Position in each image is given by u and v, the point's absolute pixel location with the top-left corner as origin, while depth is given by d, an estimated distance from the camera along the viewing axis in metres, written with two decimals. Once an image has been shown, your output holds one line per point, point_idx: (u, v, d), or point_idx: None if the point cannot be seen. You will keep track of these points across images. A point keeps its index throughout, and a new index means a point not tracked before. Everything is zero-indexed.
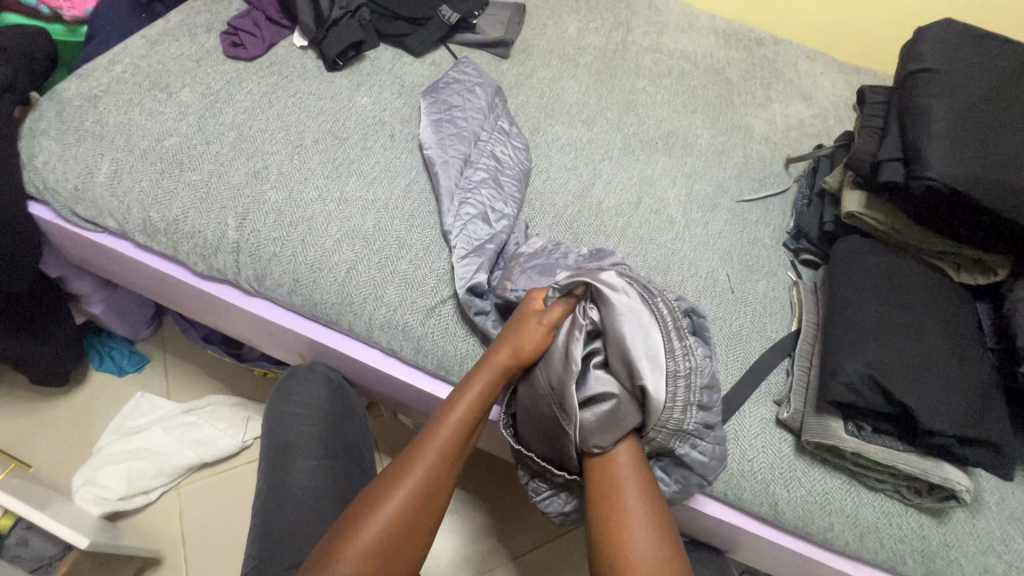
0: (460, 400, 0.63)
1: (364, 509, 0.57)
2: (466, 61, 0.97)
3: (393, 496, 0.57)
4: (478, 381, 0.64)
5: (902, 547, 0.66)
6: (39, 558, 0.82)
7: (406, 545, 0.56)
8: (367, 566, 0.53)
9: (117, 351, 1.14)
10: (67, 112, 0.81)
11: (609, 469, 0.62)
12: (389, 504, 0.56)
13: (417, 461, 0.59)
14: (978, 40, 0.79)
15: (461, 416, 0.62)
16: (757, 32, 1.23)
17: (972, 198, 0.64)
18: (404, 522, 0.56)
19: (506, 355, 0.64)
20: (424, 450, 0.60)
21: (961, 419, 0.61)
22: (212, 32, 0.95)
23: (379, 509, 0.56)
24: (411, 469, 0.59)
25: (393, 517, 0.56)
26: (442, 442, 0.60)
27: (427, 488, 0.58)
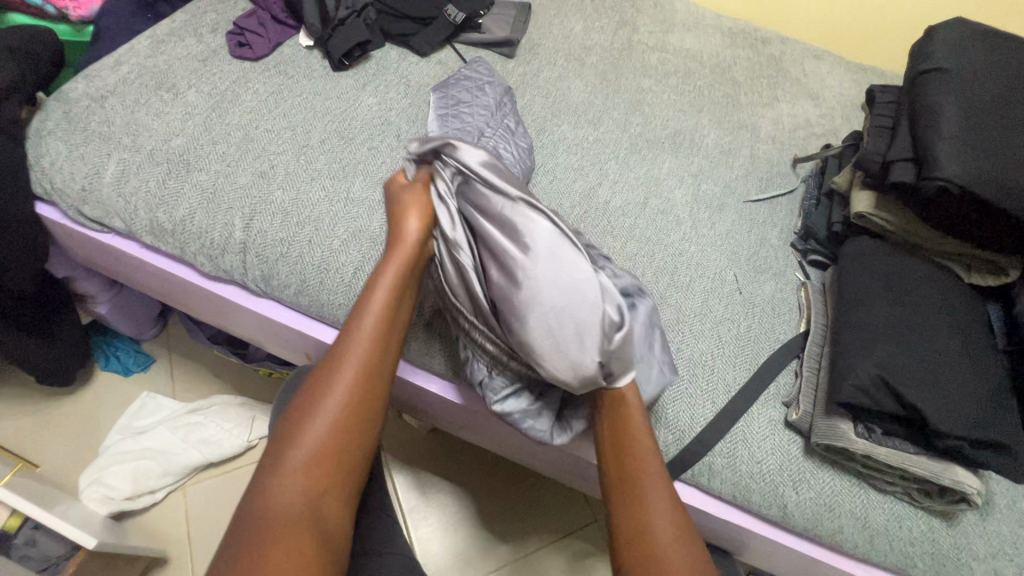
0: (378, 291, 0.64)
1: (303, 411, 0.58)
2: (479, 60, 0.98)
3: (326, 401, 0.59)
4: (393, 268, 0.66)
5: (911, 549, 0.66)
6: (47, 558, 0.82)
7: (359, 431, 0.60)
8: (314, 469, 0.56)
9: (122, 351, 1.14)
10: (74, 112, 0.81)
11: (620, 430, 0.62)
12: (333, 401, 0.59)
13: (343, 358, 0.61)
14: (989, 39, 0.78)
15: (384, 304, 0.64)
16: (763, 31, 1.22)
17: (984, 198, 0.63)
18: (353, 412, 0.59)
19: (399, 247, 0.67)
20: (354, 346, 0.61)
21: (974, 422, 0.60)
22: (218, 32, 0.94)
23: (324, 408, 0.58)
24: (338, 367, 0.60)
25: (337, 410, 0.58)
26: (369, 336, 0.62)
27: (366, 383, 0.61)
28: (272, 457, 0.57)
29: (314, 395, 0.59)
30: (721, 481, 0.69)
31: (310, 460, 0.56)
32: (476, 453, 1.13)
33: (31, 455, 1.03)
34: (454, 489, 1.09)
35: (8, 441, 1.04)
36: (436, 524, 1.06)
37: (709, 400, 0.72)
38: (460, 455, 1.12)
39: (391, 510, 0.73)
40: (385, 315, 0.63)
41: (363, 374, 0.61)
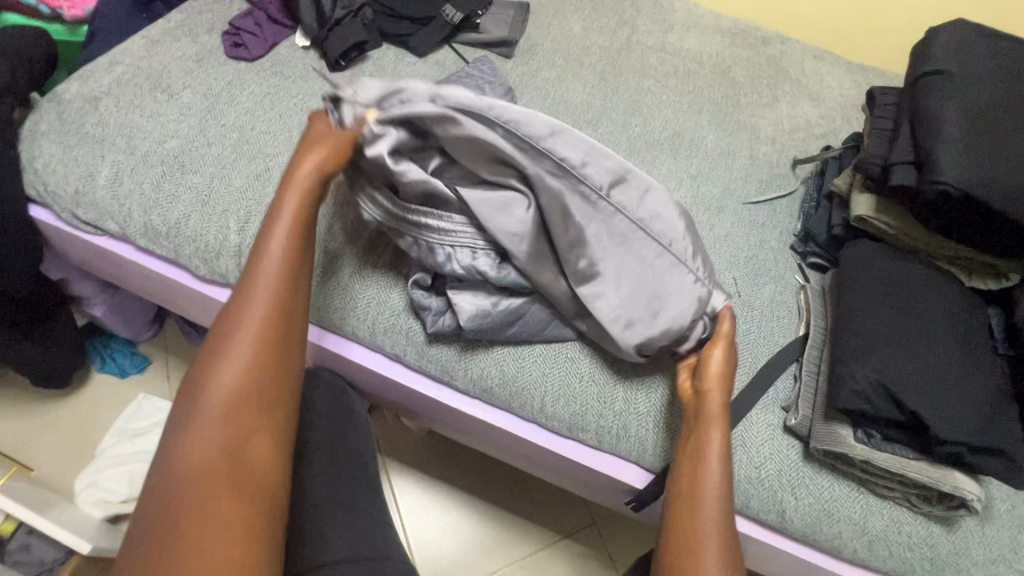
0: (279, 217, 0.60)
1: (217, 348, 0.55)
2: (485, 60, 0.97)
3: (237, 335, 0.55)
4: (292, 209, 0.60)
5: (910, 555, 0.65)
6: (41, 563, 0.82)
7: (272, 361, 0.56)
8: (230, 401, 0.53)
9: (118, 353, 1.13)
10: (67, 114, 0.80)
11: (695, 462, 0.60)
12: (239, 334, 0.55)
13: (247, 291, 0.57)
14: (990, 41, 0.78)
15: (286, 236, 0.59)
16: (763, 31, 1.22)
17: (985, 202, 0.63)
18: (264, 346, 0.55)
19: (297, 184, 0.61)
20: (258, 281, 0.57)
21: (973, 427, 0.60)
22: (214, 32, 0.94)
23: (228, 344, 0.54)
24: (247, 300, 0.56)
25: (248, 341, 0.55)
26: (275, 267, 0.58)
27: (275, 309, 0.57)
28: (184, 394, 0.54)
29: (226, 330, 0.55)
30: None
31: (225, 392, 0.53)
32: (474, 455, 1.12)
33: (27, 458, 1.03)
34: (452, 491, 1.09)
35: (4, 443, 1.04)
36: (433, 526, 1.05)
37: None
38: (458, 457, 1.12)
39: (388, 514, 0.72)
40: (289, 243, 0.59)
41: (275, 308, 0.57)
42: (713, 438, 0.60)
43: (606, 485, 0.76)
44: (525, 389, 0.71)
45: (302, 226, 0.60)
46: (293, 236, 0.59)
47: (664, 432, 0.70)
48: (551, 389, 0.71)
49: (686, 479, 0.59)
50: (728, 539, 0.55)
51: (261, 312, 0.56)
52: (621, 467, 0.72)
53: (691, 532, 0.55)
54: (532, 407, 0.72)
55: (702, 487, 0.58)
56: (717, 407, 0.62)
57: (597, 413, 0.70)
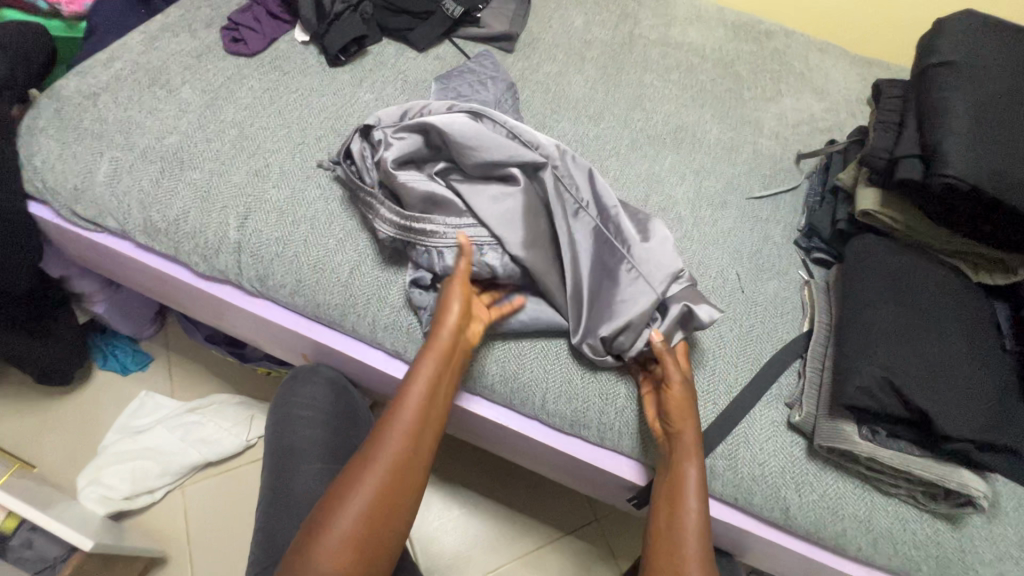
0: (418, 374, 0.60)
1: (330, 506, 0.55)
2: (487, 52, 0.98)
3: (355, 499, 0.55)
4: (435, 356, 0.61)
5: (916, 552, 0.65)
6: (43, 560, 0.82)
7: (391, 528, 0.56)
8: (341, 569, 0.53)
9: (120, 350, 1.13)
10: (66, 110, 0.80)
11: (676, 488, 0.61)
12: (365, 491, 0.55)
13: (379, 449, 0.57)
14: (999, 32, 0.76)
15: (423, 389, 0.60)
16: (767, 24, 1.20)
17: (992, 195, 0.62)
18: (381, 514, 0.55)
19: (436, 348, 0.62)
20: (391, 429, 0.58)
21: (980, 424, 0.59)
22: (212, 28, 0.93)
23: (352, 501, 0.55)
24: (373, 457, 0.57)
25: (374, 499, 0.55)
26: (406, 419, 0.59)
27: (405, 470, 0.57)
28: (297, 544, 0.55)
29: (345, 487, 0.56)
30: (723, 483, 0.68)
31: (345, 553, 0.53)
32: (475, 452, 1.12)
33: (30, 455, 1.03)
34: (453, 488, 1.09)
35: (8, 441, 1.04)
36: (435, 523, 1.05)
37: (710, 402, 0.71)
38: (459, 454, 1.12)
39: None
40: (426, 397, 0.60)
41: (397, 474, 0.57)
42: (691, 470, 0.61)
43: (607, 482, 0.76)
44: (526, 385, 0.71)
45: (433, 393, 0.61)
46: (429, 391, 0.61)
47: None
48: (553, 386, 0.70)
49: (666, 520, 0.61)
50: (704, 563, 0.58)
51: (382, 476, 0.56)
52: (624, 465, 0.71)
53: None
54: (534, 403, 0.71)
55: (682, 532, 0.59)
56: (691, 440, 0.62)
57: (599, 409, 0.70)
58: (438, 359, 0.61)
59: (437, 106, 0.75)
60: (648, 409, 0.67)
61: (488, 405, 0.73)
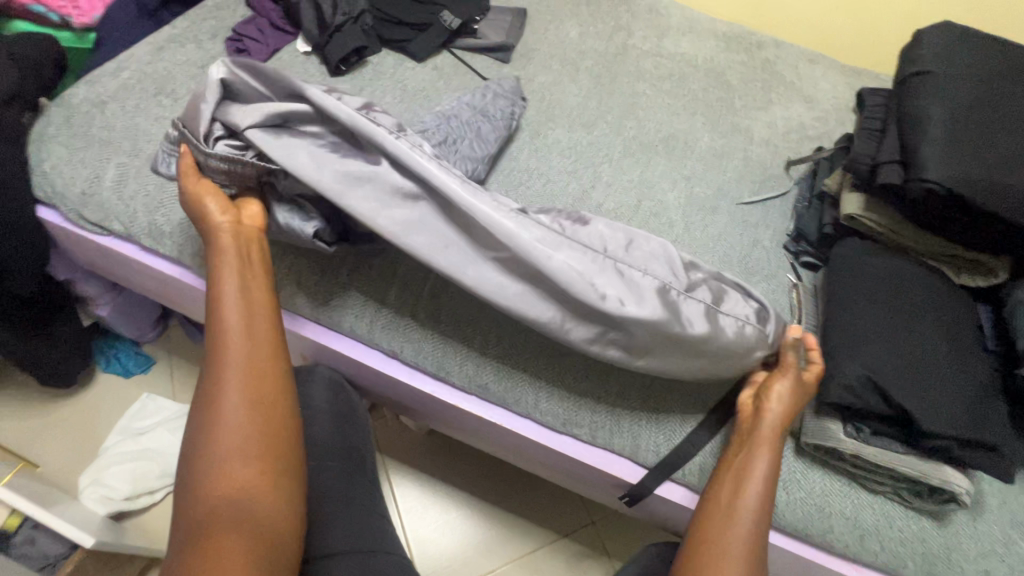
0: (226, 305, 0.60)
1: (209, 437, 0.56)
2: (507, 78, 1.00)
3: (223, 419, 0.56)
4: (231, 272, 0.62)
5: (901, 549, 0.66)
6: (45, 557, 0.83)
7: (274, 443, 0.58)
8: (254, 474, 0.55)
9: (123, 353, 1.15)
10: (75, 117, 0.82)
11: (741, 475, 0.61)
12: (222, 427, 0.56)
13: (224, 371, 0.58)
14: (977, 42, 0.79)
15: (237, 312, 0.60)
16: (758, 35, 1.23)
17: (969, 199, 0.64)
18: (258, 416, 0.57)
19: (232, 264, 0.62)
20: (225, 350, 0.59)
21: (961, 421, 0.61)
22: (217, 39, 0.96)
23: (214, 444, 0.56)
24: (223, 379, 0.58)
25: (235, 428, 0.56)
26: (236, 348, 0.59)
27: (254, 391, 0.58)
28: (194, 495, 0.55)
29: (210, 419, 0.57)
30: None
31: (235, 488, 0.54)
32: (471, 455, 1.13)
33: (33, 456, 1.05)
34: (450, 490, 1.10)
35: (13, 442, 1.06)
36: (432, 525, 1.06)
37: (699, 401, 0.72)
38: (455, 457, 1.13)
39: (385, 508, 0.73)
40: (246, 319, 0.60)
41: (251, 381, 0.58)
42: (761, 458, 0.61)
43: (600, 480, 0.77)
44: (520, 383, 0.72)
45: (246, 303, 0.61)
46: (244, 301, 0.61)
47: (657, 428, 0.71)
48: (546, 385, 0.72)
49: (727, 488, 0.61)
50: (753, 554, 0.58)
51: (241, 385, 0.58)
52: (615, 463, 0.73)
53: (716, 536, 0.59)
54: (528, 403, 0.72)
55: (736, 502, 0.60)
56: (776, 423, 0.62)
57: (591, 407, 0.72)
58: (239, 281, 0.62)
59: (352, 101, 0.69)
60: (744, 391, 0.68)
61: (482, 404, 0.75)
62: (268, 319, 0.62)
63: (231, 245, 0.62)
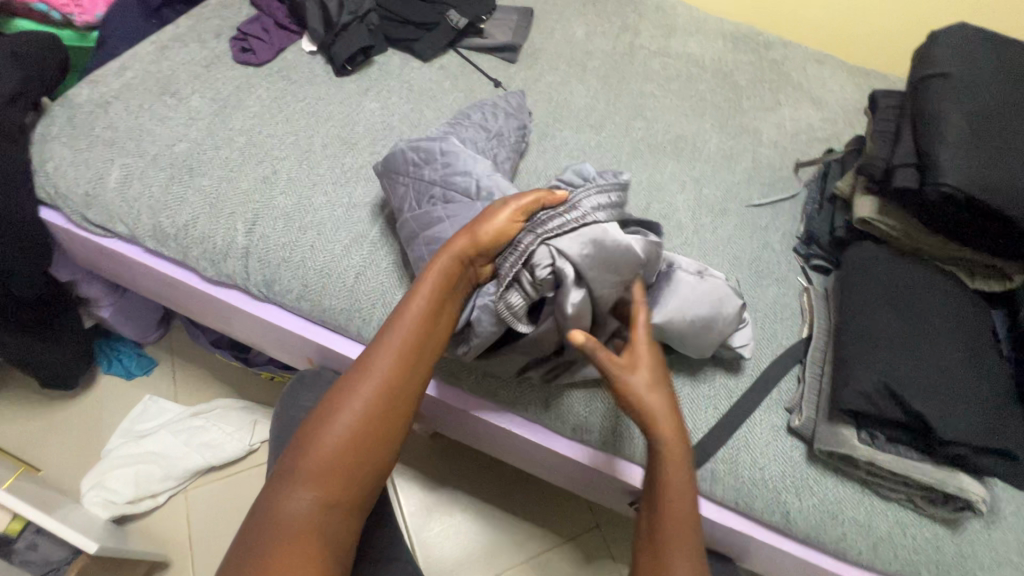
0: (406, 313, 0.60)
1: (319, 421, 0.58)
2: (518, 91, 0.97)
3: (346, 412, 0.57)
4: (430, 279, 0.61)
5: (915, 557, 0.65)
6: (47, 563, 0.82)
7: (363, 473, 0.58)
8: (328, 480, 0.56)
9: (125, 355, 1.15)
10: (78, 118, 0.82)
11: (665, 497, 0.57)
12: (335, 429, 0.57)
13: (371, 367, 0.59)
14: (992, 44, 0.78)
15: (408, 330, 0.60)
16: (765, 35, 1.22)
17: (986, 202, 0.63)
18: (372, 430, 0.58)
19: (438, 270, 0.61)
20: (382, 349, 0.60)
21: (977, 428, 0.60)
22: (222, 38, 0.95)
23: (321, 440, 0.56)
24: (365, 376, 0.59)
25: (342, 440, 0.57)
26: (385, 360, 0.59)
27: (378, 414, 0.58)
28: (286, 463, 0.57)
29: (333, 405, 0.58)
30: (724, 488, 0.69)
31: (313, 492, 0.55)
32: (476, 458, 1.12)
33: (35, 458, 1.04)
34: (455, 493, 1.09)
35: (15, 444, 1.05)
36: (437, 529, 1.05)
37: (711, 406, 0.71)
38: (460, 459, 1.12)
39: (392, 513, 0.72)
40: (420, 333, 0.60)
41: (391, 394, 0.59)
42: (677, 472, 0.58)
43: (609, 486, 0.76)
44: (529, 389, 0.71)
45: (427, 315, 0.61)
46: (424, 312, 0.61)
47: None
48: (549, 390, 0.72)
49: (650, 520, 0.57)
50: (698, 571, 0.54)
51: (377, 392, 0.59)
52: (624, 469, 0.72)
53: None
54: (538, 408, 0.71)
55: (666, 538, 0.55)
56: (668, 427, 0.58)
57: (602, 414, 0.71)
58: (428, 303, 0.61)
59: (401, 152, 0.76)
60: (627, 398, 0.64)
61: (492, 408, 0.74)
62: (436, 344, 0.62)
63: (445, 264, 0.62)
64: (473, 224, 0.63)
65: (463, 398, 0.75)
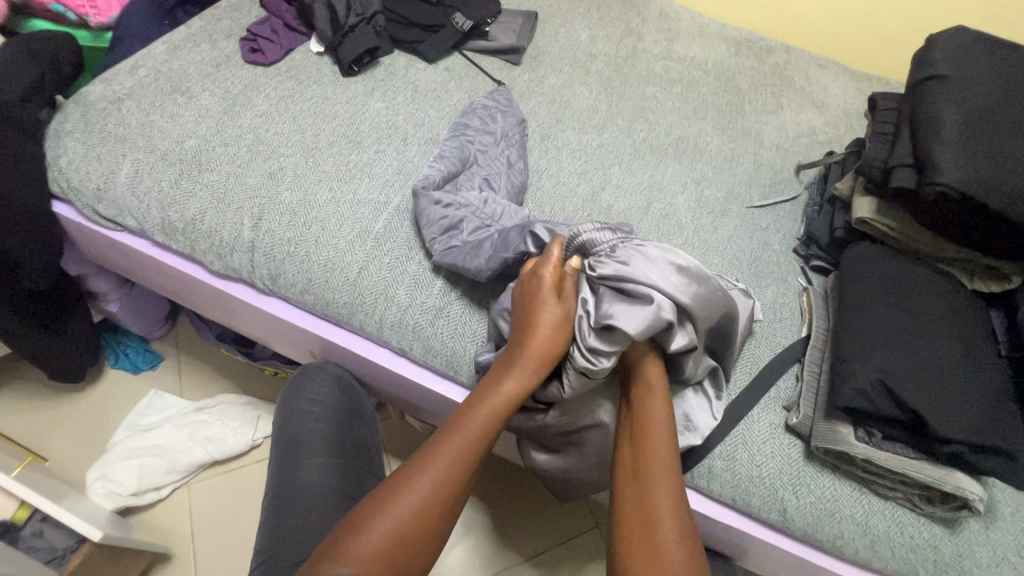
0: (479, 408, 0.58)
1: (382, 497, 0.52)
2: (506, 91, 0.98)
3: (410, 492, 0.52)
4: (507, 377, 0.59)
5: (913, 556, 0.65)
6: (53, 550, 0.83)
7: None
8: (382, 557, 0.49)
9: (132, 349, 1.16)
10: (91, 114, 0.84)
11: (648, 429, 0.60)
12: (403, 499, 0.52)
13: (438, 455, 0.55)
14: (990, 47, 0.79)
15: (480, 433, 0.57)
16: (768, 40, 1.23)
17: (983, 203, 0.64)
18: (424, 516, 0.52)
19: (534, 356, 0.59)
20: (453, 435, 0.56)
21: (973, 426, 0.60)
22: (232, 38, 0.97)
23: (394, 500, 0.52)
24: (431, 460, 0.54)
25: (388, 527, 0.50)
26: (453, 445, 0.55)
27: (444, 501, 0.53)
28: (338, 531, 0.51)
29: (397, 482, 0.53)
30: (721, 483, 0.69)
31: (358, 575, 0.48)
32: None
33: (42, 449, 1.05)
34: None
35: (22, 435, 1.06)
36: None
37: None
38: None
39: None
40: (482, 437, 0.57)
41: (448, 485, 0.54)
42: (657, 408, 0.61)
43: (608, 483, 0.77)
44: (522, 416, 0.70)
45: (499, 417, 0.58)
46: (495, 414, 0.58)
47: None
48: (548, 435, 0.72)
49: (634, 448, 0.60)
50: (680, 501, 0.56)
51: (439, 480, 0.54)
52: None
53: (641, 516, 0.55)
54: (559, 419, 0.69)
55: (652, 472, 0.57)
56: (660, 389, 0.63)
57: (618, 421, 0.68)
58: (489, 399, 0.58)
59: (467, 176, 0.83)
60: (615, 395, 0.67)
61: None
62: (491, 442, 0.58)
63: (526, 379, 0.59)
64: (539, 299, 0.61)
65: (459, 392, 0.74)
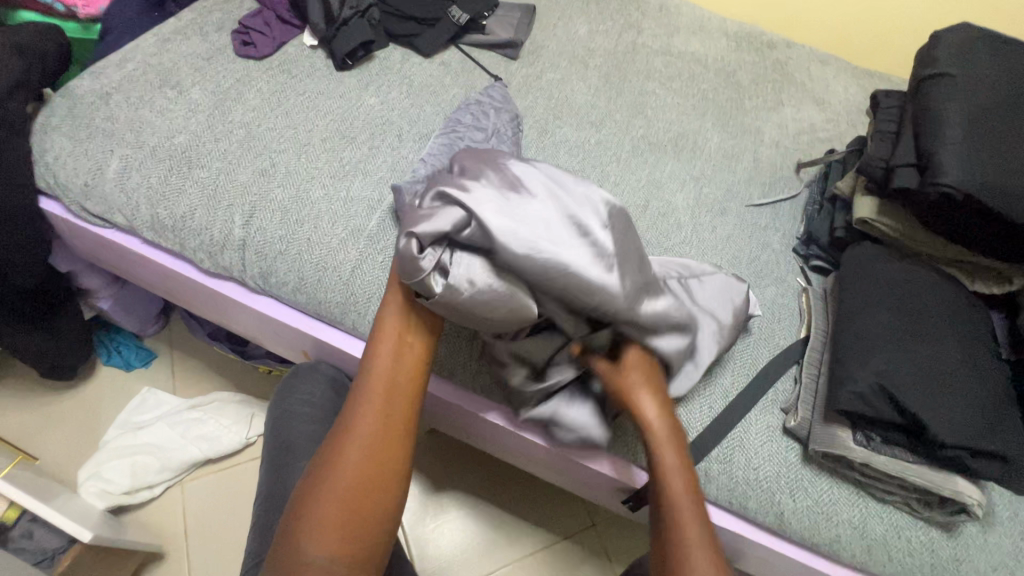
0: (376, 371, 0.59)
1: (316, 480, 0.55)
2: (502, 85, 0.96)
3: (337, 468, 0.55)
4: (387, 332, 0.61)
5: (910, 560, 0.64)
6: (43, 551, 0.82)
7: (360, 544, 0.54)
8: (336, 529, 0.53)
9: (124, 346, 1.15)
10: (79, 108, 0.82)
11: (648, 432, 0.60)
12: (334, 477, 0.55)
13: (355, 429, 0.57)
14: (996, 44, 0.77)
15: (384, 390, 0.59)
16: (770, 35, 1.21)
17: (986, 204, 0.63)
18: (360, 484, 0.55)
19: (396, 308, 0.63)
20: (359, 407, 0.58)
21: (973, 431, 0.60)
22: (223, 31, 0.95)
23: (326, 480, 0.55)
24: (349, 436, 0.57)
25: (327, 504, 0.54)
26: (366, 414, 0.57)
27: (371, 464, 0.56)
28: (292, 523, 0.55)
29: (326, 464, 0.56)
30: (718, 487, 0.68)
31: (320, 552, 0.52)
32: (471, 456, 1.12)
33: (34, 447, 1.04)
34: (451, 491, 1.08)
35: (13, 433, 1.05)
36: (431, 526, 1.05)
37: (706, 406, 0.71)
38: (454, 455, 1.12)
39: None
40: (388, 395, 0.58)
41: (373, 449, 0.56)
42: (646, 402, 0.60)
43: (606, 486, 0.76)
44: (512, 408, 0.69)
45: (397, 370, 0.60)
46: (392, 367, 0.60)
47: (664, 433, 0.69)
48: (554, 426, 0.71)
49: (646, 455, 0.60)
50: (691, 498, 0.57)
51: (361, 448, 0.56)
52: (620, 468, 0.70)
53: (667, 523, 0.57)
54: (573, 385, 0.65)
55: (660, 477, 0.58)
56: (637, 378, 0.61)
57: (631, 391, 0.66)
58: (392, 355, 0.60)
59: None
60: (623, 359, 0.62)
61: (479, 393, 0.73)
62: (406, 394, 0.59)
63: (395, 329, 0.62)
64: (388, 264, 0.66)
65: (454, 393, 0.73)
